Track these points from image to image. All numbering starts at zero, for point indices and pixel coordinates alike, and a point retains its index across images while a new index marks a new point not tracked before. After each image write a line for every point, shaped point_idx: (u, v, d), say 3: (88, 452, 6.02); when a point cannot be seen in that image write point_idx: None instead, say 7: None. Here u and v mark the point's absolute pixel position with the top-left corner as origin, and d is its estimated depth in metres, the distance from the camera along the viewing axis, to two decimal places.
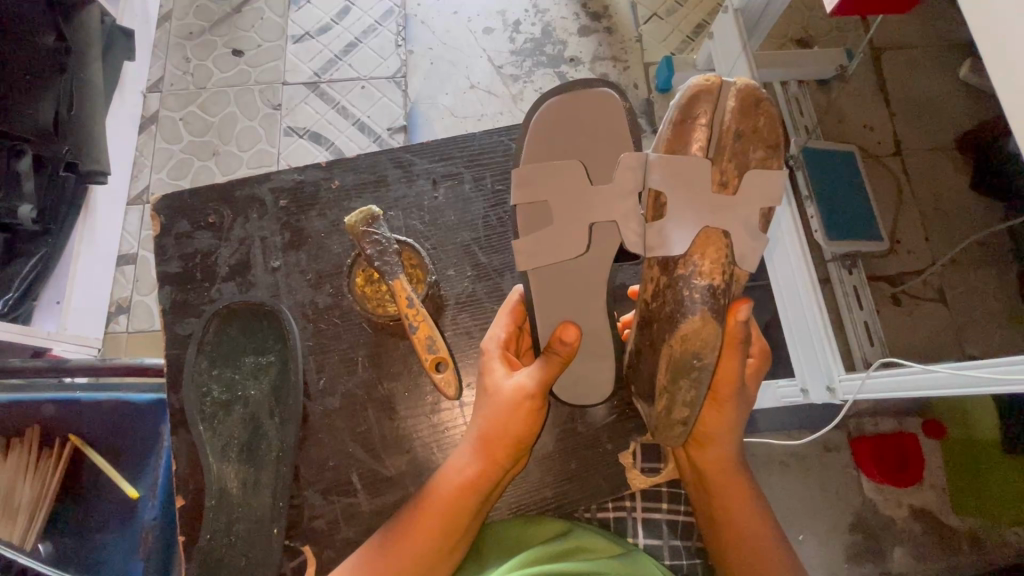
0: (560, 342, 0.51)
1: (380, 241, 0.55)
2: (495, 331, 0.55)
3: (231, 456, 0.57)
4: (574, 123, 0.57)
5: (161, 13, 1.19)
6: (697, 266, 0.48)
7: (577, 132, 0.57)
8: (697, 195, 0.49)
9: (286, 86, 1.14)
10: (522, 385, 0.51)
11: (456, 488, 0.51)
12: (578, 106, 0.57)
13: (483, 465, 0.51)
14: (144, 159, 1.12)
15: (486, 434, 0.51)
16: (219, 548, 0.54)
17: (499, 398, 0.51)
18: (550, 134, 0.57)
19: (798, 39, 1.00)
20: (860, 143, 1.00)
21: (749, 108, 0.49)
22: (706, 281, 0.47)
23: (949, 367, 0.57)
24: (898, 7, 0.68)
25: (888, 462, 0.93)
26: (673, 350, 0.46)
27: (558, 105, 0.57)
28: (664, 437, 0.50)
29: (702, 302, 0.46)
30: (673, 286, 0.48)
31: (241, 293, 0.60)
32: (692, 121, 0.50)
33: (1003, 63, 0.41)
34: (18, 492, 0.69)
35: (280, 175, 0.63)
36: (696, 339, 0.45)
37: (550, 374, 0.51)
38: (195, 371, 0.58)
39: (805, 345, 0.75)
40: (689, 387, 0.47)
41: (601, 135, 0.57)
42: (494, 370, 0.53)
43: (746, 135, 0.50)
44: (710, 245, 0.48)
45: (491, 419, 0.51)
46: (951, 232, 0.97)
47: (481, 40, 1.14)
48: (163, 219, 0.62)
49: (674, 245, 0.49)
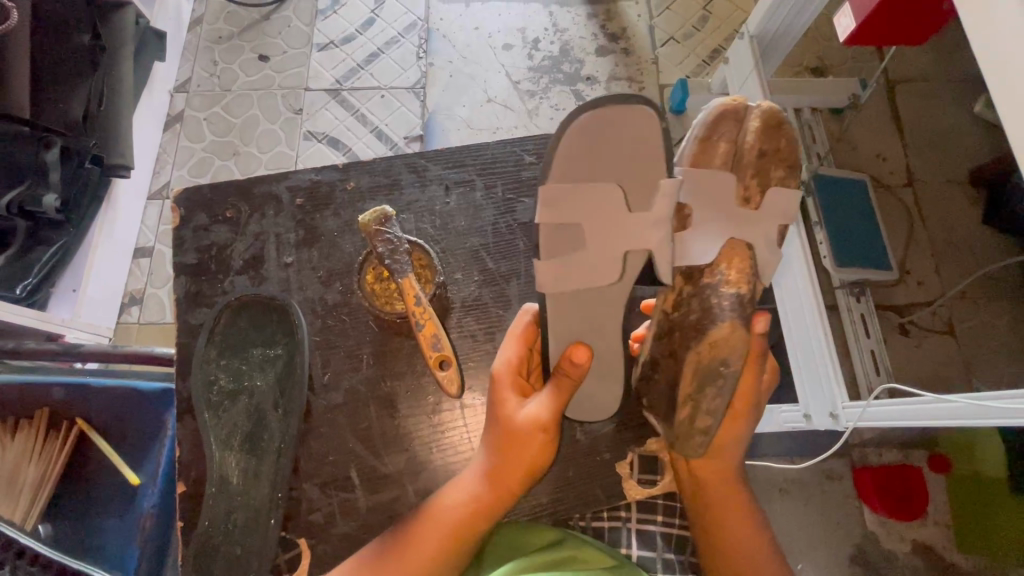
0: (570, 362, 0.52)
1: (392, 239, 0.57)
2: (506, 357, 0.54)
3: (233, 445, 0.58)
4: (605, 140, 0.51)
5: (192, 17, 1.24)
6: (724, 275, 0.51)
7: (611, 151, 0.51)
8: (729, 205, 0.53)
9: (308, 92, 1.18)
10: (537, 416, 0.51)
11: (464, 511, 0.51)
12: (609, 119, 0.50)
13: (496, 492, 0.52)
14: (167, 155, 1.16)
15: (500, 464, 0.51)
16: (217, 535, 0.54)
17: (515, 428, 0.51)
18: (582, 154, 0.51)
19: (813, 68, 1.04)
20: (872, 172, 1.01)
21: (770, 130, 0.54)
22: (733, 290, 0.50)
23: (969, 398, 0.54)
24: (911, 39, 0.71)
25: (891, 494, 0.92)
26: (700, 357, 0.49)
27: (588, 122, 0.50)
28: (682, 446, 0.51)
29: (730, 310, 0.49)
30: (699, 295, 0.50)
31: (253, 286, 0.62)
32: (718, 137, 0.54)
33: (1004, 62, 0.42)
34: (24, 471, 0.71)
35: (299, 174, 0.64)
36: (725, 346, 0.48)
37: (562, 399, 0.52)
38: (204, 361, 0.59)
39: (812, 375, 0.75)
40: (714, 395, 0.48)
41: (634, 152, 0.51)
42: (507, 400, 0.52)
43: (768, 155, 0.55)
44: (735, 255, 0.52)
45: (506, 448, 0.51)
46: (961, 266, 0.97)
47: (501, 55, 1.17)
48: (183, 211, 0.64)
49: (704, 254, 0.52)
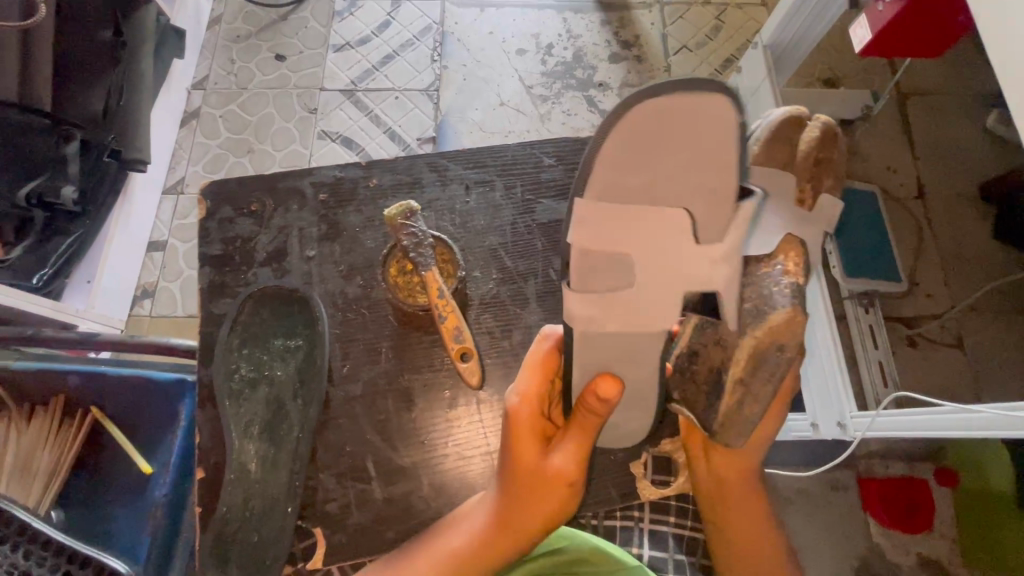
0: (598, 402, 0.47)
1: (417, 233, 0.59)
2: (526, 399, 0.50)
3: (252, 433, 0.58)
4: (663, 144, 0.39)
5: (212, 16, 1.26)
6: (782, 266, 0.46)
7: (670, 159, 0.39)
8: (786, 205, 0.50)
9: (323, 92, 1.19)
10: (563, 467, 0.50)
11: (483, 550, 0.52)
12: (670, 116, 0.38)
13: (519, 536, 0.52)
14: (182, 151, 1.17)
15: (523, 512, 0.51)
16: (234, 521, 0.56)
17: (540, 477, 0.50)
18: (632, 162, 0.39)
19: (825, 79, 1.05)
20: (883, 185, 1.01)
21: (827, 142, 0.54)
22: (791, 279, 0.46)
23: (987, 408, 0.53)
24: (926, 51, 0.72)
25: (897, 506, 0.92)
26: (756, 341, 0.44)
27: (640, 118, 0.38)
28: (722, 438, 0.49)
29: (788, 296, 0.44)
30: (756, 280, 0.46)
31: (276, 278, 0.63)
32: (781, 140, 0.53)
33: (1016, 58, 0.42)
34: (38, 457, 0.72)
35: (322, 171, 0.66)
36: (784, 331, 0.43)
37: (587, 442, 0.50)
38: (226, 350, 0.60)
39: (820, 383, 0.76)
40: (765, 381, 0.45)
41: (700, 161, 0.39)
42: (529, 448, 0.50)
43: (823, 165, 0.53)
44: (793, 249, 0.47)
45: (530, 497, 0.50)
46: (969, 281, 0.97)
47: (514, 60, 1.19)
48: (208, 204, 0.65)
49: (763, 244, 0.47)
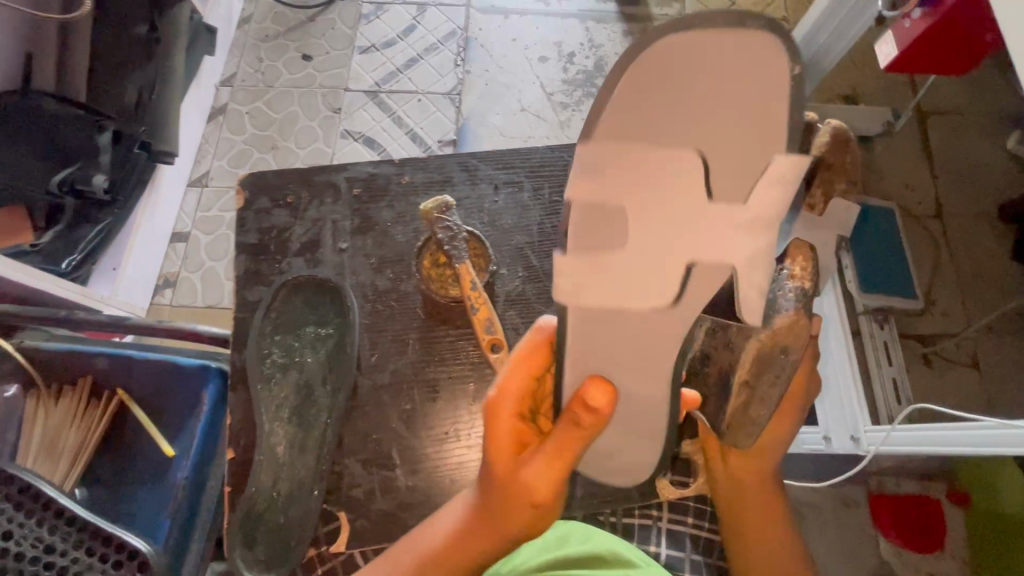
0: (585, 411, 0.42)
1: (451, 227, 0.61)
2: (507, 395, 0.47)
3: (282, 416, 0.60)
4: (694, 82, 0.36)
5: (243, 16, 1.29)
6: (788, 268, 0.43)
7: (697, 100, 0.36)
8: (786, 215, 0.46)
9: (348, 92, 1.22)
10: (535, 478, 0.45)
11: (453, 552, 0.49)
12: (706, 53, 0.35)
13: (488, 542, 0.49)
14: (208, 146, 1.20)
15: (494, 519, 0.48)
16: (261, 502, 0.57)
17: (511, 485, 0.46)
18: (657, 96, 0.36)
19: (845, 95, 1.07)
20: (904, 203, 1.01)
21: (842, 143, 0.45)
22: (798, 282, 0.42)
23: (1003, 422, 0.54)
24: (953, 68, 0.72)
25: (908, 523, 0.92)
26: (762, 343, 0.43)
27: (672, 49, 0.35)
28: (734, 438, 0.50)
29: (794, 299, 0.42)
30: None
31: (309, 268, 0.65)
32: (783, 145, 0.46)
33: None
34: (64, 436, 0.74)
35: (357, 167, 0.68)
36: (788, 334, 0.42)
37: (568, 457, 0.44)
38: (259, 335, 0.62)
39: (835, 396, 0.76)
40: (772, 381, 0.44)
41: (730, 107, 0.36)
42: (505, 451, 0.47)
43: (833, 168, 0.47)
44: (799, 253, 0.44)
45: (501, 505, 0.47)
46: (986, 301, 0.97)
47: (536, 67, 1.21)
48: (246, 194, 0.67)
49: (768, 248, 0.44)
